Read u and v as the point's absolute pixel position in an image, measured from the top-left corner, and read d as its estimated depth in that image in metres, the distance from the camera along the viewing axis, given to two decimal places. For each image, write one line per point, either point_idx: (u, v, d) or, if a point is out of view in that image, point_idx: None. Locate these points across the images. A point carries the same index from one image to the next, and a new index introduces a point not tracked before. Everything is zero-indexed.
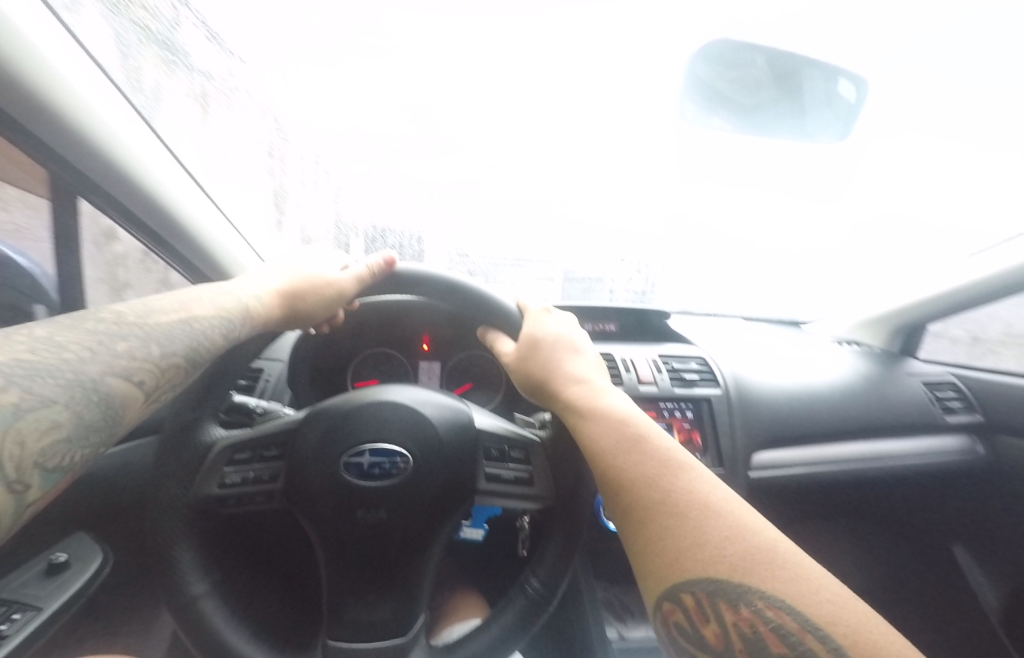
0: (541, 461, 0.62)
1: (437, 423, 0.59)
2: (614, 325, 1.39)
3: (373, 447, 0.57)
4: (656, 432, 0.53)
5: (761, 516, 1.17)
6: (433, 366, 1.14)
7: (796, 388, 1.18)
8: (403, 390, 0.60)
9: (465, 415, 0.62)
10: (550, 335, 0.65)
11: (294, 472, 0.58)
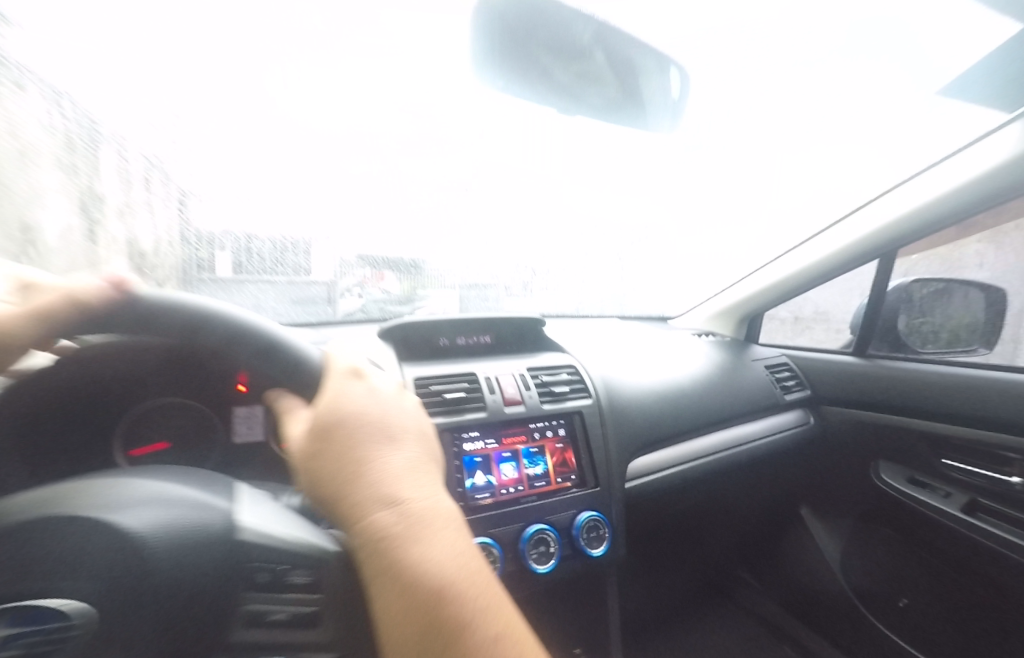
0: (336, 567, 0.48)
1: (175, 538, 0.42)
2: (485, 338, 1.28)
3: (29, 611, 0.35)
4: (484, 601, 0.32)
5: (642, 522, 1.13)
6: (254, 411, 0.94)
7: (660, 387, 1.17)
8: (124, 503, 0.42)
9: (226, 518, 0.46)
10: (355, 404, 0.39)
11: None
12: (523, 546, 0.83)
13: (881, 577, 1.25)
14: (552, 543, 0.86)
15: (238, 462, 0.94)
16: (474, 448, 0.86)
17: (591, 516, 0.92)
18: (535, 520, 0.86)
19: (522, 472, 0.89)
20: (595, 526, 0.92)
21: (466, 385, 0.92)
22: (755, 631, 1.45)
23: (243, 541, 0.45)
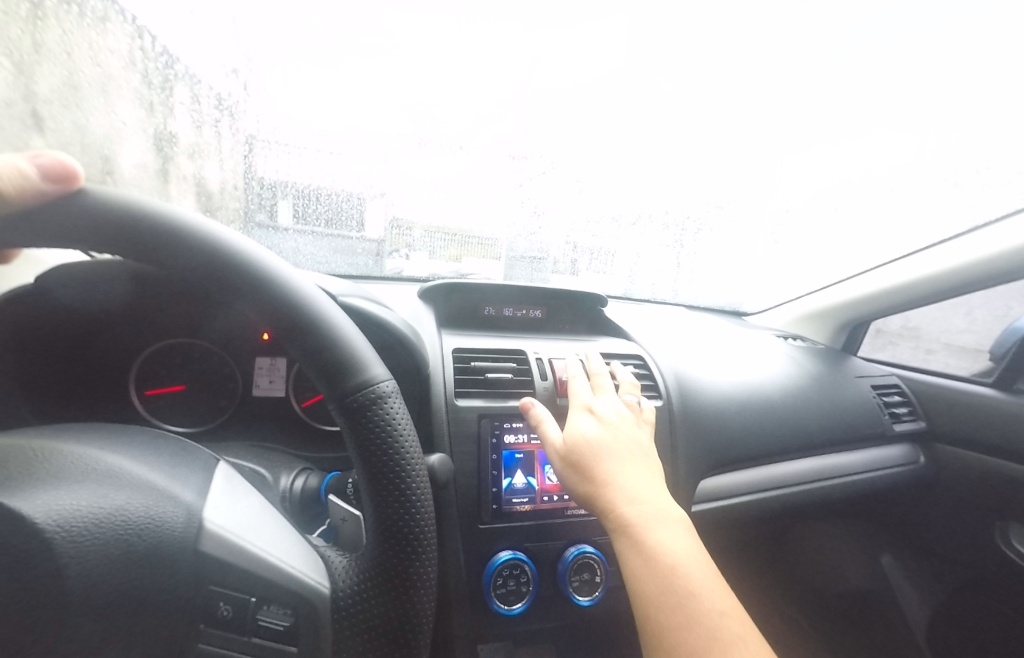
0: (324, 614, 0.35)
1: (116, 541, 0.31)
2: (538, 312, 1.13)
3: None
4: (711, 587, 0.44)
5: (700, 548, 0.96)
6: (277, 365, 0.84)
7: (742, 395, 0.97)
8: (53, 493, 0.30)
9: (190, 520, 0.34)
10: (570, 436, 0.56)
11: None
12: (562, 570, 0.68)
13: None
14: (597, 572, 0.70)
15: (254, 417, 0.84)
16: (516, 441, 0.71)
17: None
18: (580, 541, 0.70)
19: None
20: None
21: (513, 365, 0.78)
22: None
23: (207, 555, 0.34)
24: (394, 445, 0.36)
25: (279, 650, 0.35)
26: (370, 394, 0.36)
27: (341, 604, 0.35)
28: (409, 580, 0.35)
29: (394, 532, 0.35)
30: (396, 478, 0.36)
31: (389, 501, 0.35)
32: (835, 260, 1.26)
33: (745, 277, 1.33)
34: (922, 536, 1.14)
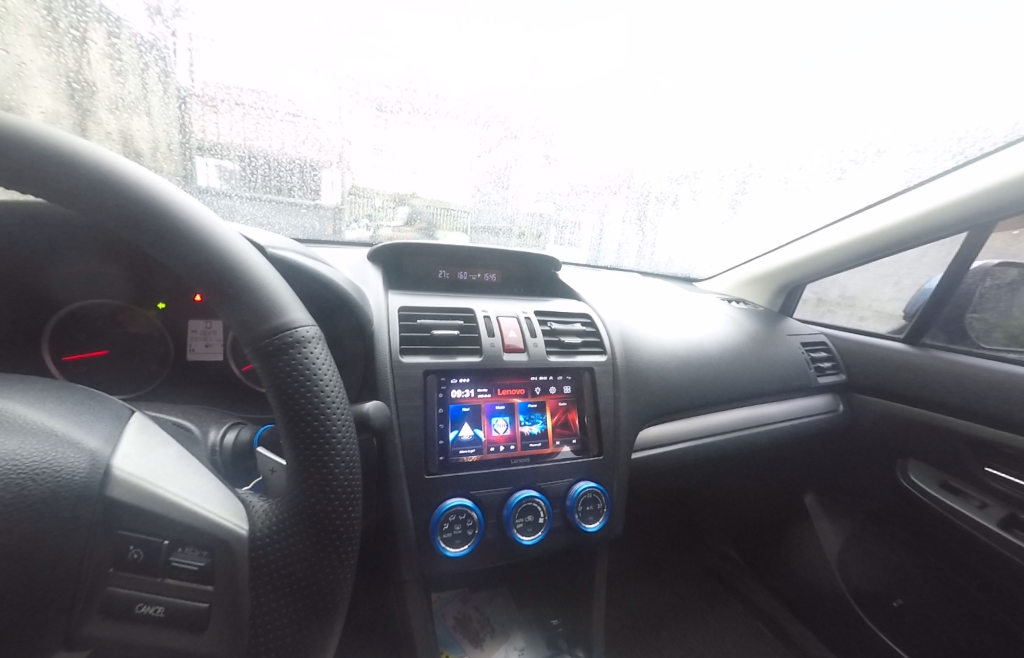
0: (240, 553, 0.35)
1: (12, 486, 0.31)
2: (491, 275, 1.12)
3: None
4: None
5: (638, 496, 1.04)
6: (213, 327, 0.81)
7: (682, 351, 1.01)
8: None
9: (94, 467, 0.33)
10: None
11: None
12: (507, 514, 0.70)
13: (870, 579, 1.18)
14: (541, 515, 0.73)
15: (193, 382, 0.81)
16: (462, 395, 0.73)
17: (590, 487, 0.76)
18: (524, 487, 0.72)
19: (516, 429, 0.75)
20: (593, 499, 0.76)
21: (459, 322, 0.78)
22: (755, 622, 1.32)
23: (116, 501, 0.33)
24: (310, 387, 0.36)
25: (196, 590, 0.35)
26: (286, 334, 0.35)
27: (258, 544, 0.35)
28: (328, 517, 0.35)
29: (314, 471, 0.35)
30: (313, 419, 0.35)
31: (308, 442, 0.35)
32: (773, 223, 1.31)
33: (693, 241, 1.36)
34: (841, 476, 1.25)
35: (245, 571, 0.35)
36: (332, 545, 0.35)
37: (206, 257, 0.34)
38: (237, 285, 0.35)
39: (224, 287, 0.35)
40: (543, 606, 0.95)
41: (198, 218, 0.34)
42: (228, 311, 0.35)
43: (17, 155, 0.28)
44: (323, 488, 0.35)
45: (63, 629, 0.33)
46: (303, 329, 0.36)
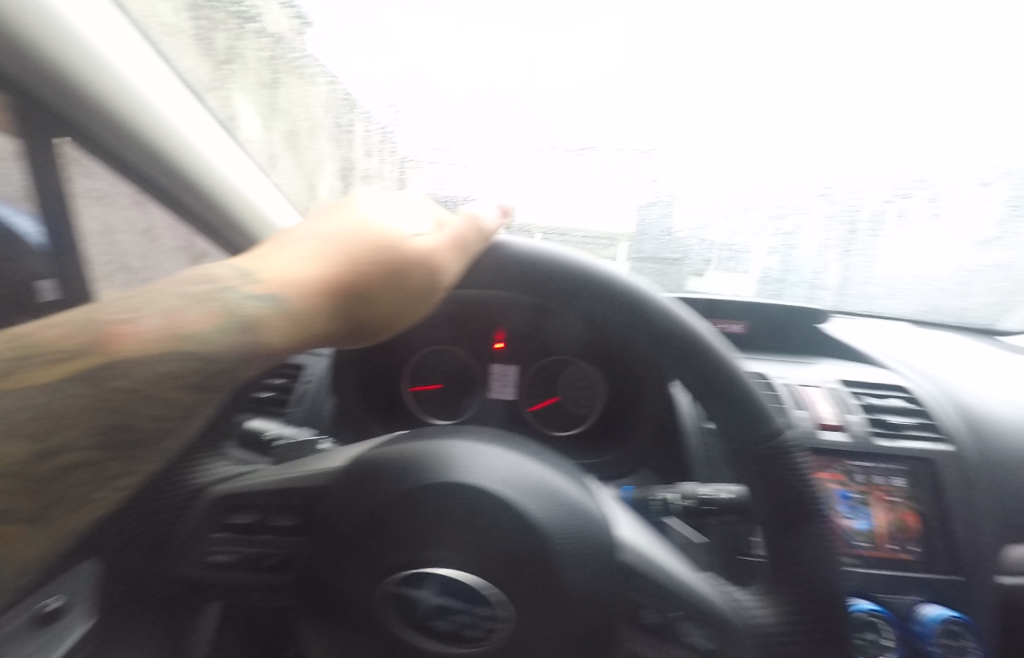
0: (756, 642, 0.33)
1: (553, 541, 0.33)
2: (741, 327, 1.04)
3: (440, 578, 0.33)
4: None
5: None
6: (508, 371, 0.94)
7: None
8: (499, 478, 0.34)
9: (603, 527, 0.34)
10: None
11: (338, 594, 0.36)
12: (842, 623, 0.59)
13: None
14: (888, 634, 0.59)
15: (490, 419, 0.95)
16: None
17: (954, 616, 0.60)
18: (856, 592, 0.62)
19: (838, 521, 0.66)
20: (959, 634, 0.60)
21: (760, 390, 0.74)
22: None
23: (628, 567, 0.34)
24: (790, 466, 0.34)
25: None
26: (767, 429, 0.34)
27: (771, 646, 0.32)
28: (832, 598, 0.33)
29: (815, 553, 0.33)
30: (797, 497, 0.34)
31: (799, 523, 0.33)
32: None
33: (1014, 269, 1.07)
34: None
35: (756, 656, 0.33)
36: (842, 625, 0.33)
37: (674, 338, 0.35)
38: (700, 359, 0.35)
39: (688, 365, 0.35)
40: None
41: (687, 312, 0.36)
42: (688, 378, 0.36)
43: (531, 273, 0.36)
44: (825, 564, 0.33)
45: None
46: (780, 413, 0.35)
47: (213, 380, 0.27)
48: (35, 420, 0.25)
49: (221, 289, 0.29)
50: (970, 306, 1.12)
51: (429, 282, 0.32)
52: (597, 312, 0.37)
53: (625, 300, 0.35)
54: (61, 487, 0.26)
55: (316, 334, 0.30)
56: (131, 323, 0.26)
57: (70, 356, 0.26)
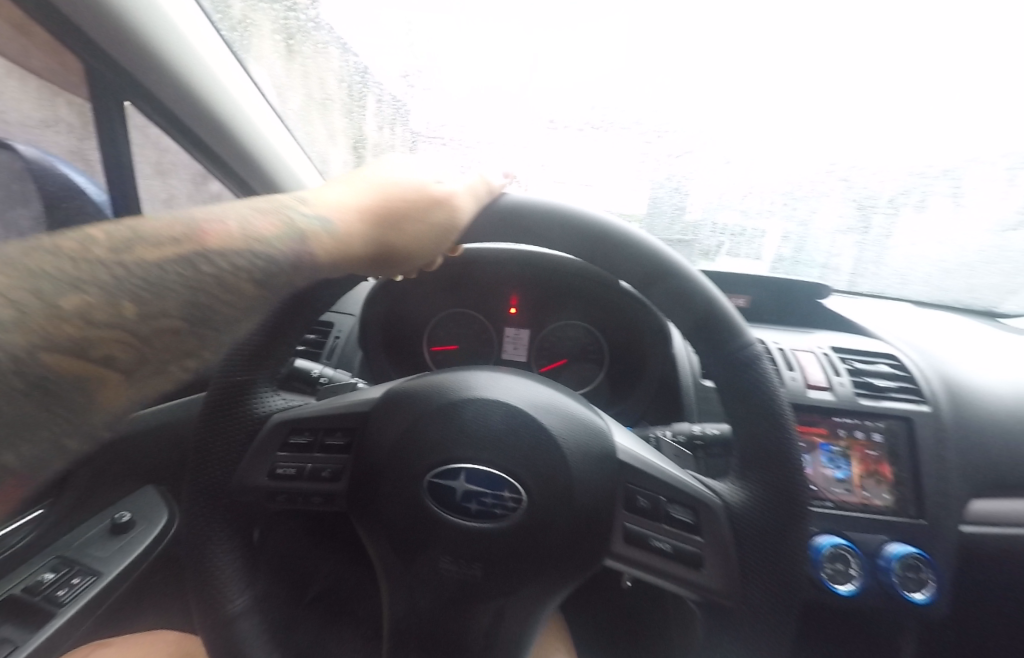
0: (724, 521, 0.39)
1: (557, 441, 0.40)
2: (742, 300, 1.10)
3: (469, 470, 0.39)
4: None
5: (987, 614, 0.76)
6: (521, 334, 1.01)
7: None
8: (510, 389, 0.41)
9: (600, 434, 0.41)
10: None
11: (385, 493, 0.42)
12: (814, 556, 0.68)
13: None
14: (853, 562, 0.68)
15: None
16: None
17: (913, 553, 0.68)
18: (829, 530, 0.70)
19: (818, 470, 0.73)
20: (916, 567, 0.67)
21: None
22: None
23: (622, 468, 0.41)
24: (756, 376, 0.39)
25: (690, 542, 0.40)
26: (744, 351, 0.40)
27: (737, 519, 0.40)
28: (793, 487, 0.38)
29: (774, 449, 0.39)
30: (765, 405, 0.39)
31: (762, 424, 0.39)
32: None
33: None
34: None
35: (728, 534, 0.39)
36: (804, 510, 0.39)
37: (660, 274, 0.41)
38: (684, 288, 0.41)
39: (671, 294, 0.41)
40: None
41: (671, 252, 0.41)
42: (674, 310, 0.42)
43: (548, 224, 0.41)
44: (788, 458, 0.39)
45: (595, 554, 0.41)
46: (757, 338, 0.40)
47: (273, 277, 0.32)
48: (141, 283, 0.27)
49: (285, 208, 0.34)
50: (969, 286, 1.16)
51: (449, 222, 0.38)
52: (603, 256, 0.42)
53: (621, 242, 0.41)
54: (160, 346, 0.28)
55: (352, 257, 0.36)
56: (217, 221, 0.31)
57: (167, 240, 0.29)
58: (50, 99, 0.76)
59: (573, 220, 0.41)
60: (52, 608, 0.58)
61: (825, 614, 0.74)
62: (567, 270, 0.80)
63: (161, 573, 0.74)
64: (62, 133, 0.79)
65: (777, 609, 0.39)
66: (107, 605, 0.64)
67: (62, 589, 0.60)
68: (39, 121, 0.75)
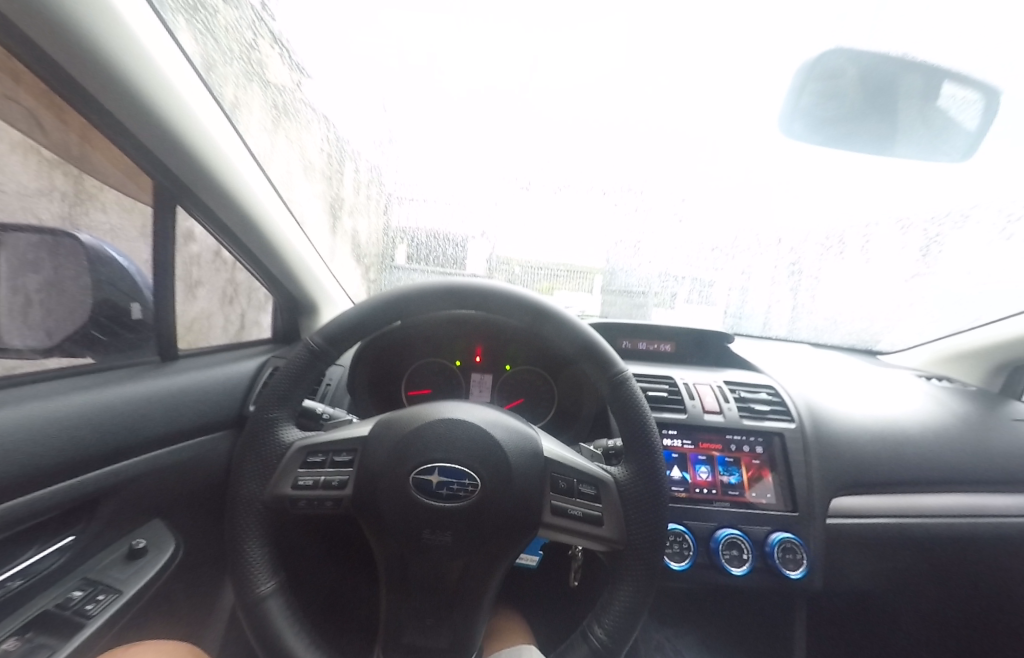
0: (613, 491, 0.60)
1: (503, 442, 0.58)
2: (666, 346, 1.35)
3: (442, 467, 0.57)
4: None
5: (845, 581, 0.99)
6: (485, 378, 1.19)
7: (875, 425, 1.05)
8: (472, 410, 0.61)
9: (531, 439, 0.61)
10: None
11: (381, 490, 0.58)
12: (715, 546, 0.87)
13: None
14: (744, 549, 0.87)
15: None
16: (672, 444, 0.95)
17: (789, 538, 0.88)
18: (729, 524, 0.89)
19: (717, 477, 0.93)
20: (792, 549, 0.88)
21: (665, 389, 1.01)
22: None
23: (547, 461, 0.61)
24: (625, 392, 0.62)
25: (593, 510, 0.59)
26: (617, 375, 0.62)
27: (622, 489, 0.60)
28: (654, 465, 0.60)
29: (639, 439, 0.61)
30: (633, 411, 0.61)
31: (632, 423, 0.61)
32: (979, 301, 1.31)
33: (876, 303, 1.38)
34: None
35: (618, 500, 0.60)
36: (664, 479, 0.60)
37: (564, 329, 0.64)
38: (580, 338, 0.64)
39: (573, 341, 0.64)
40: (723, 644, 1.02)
41: (573, 314, 0.65)
42: (577, 352, 0.64)
43: (482, 299, 0.65)
44: (649, 445, 0.60)
45: (533, 523, 0.59)
46: (628, 368, 0.63)
47: None
48: None
49: None
50: (836, 330, 1.47)
51: None
52: (524, 318, 0.64)
53: (536, 308, 0.64)
54: None
55: None
56: None
57: None
58: (47, 170, 0.76)
59: (501, 295, 0.65)
60: (78, 622, 0.68)
61: (731, 592, 0.93)
62: (514, 326, 1.04)
63: (157, 608, 0.83)
64: (55, 201, 0.79)
65: (656, 554, 0.58)
66: (119, 622, 0.73)
67: (86, 607, 0.70)
68: (33, 189, 0.75)
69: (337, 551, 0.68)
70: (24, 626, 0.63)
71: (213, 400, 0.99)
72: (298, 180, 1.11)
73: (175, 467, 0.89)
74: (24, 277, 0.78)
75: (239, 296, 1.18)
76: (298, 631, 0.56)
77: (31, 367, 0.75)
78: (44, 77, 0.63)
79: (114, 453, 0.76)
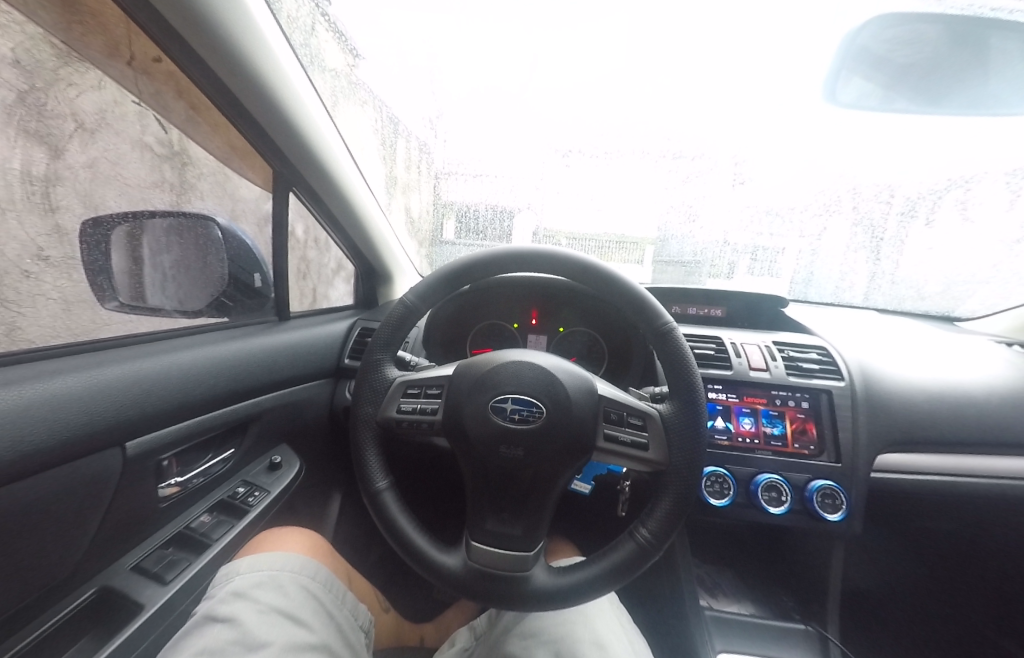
0: (658, 423, 0.71)
1: (564, 379, 0.71)
2: (717, 311, 1.40)
3: (514, 397, 0.71)
4: None
5: (872, 523, 1.07)
6: (540, 339, 1.30)
7: (934, 386, 1.05)
8: (537, 353, 0.74)
9: (587, 379, 0.73)
10: None
11: (466, 414, 0.73)
12: (754, 488, 0.96)
13: (913, 629, 1.13)
14: (783, 492, 0.96)
15: None
16: (717, 397, 1.03)
17: (829, 484, 0.95)
18: (771, 470, 0.97)
19: (760, 428, 1.00)
20: (832, 494, 0.95)
21: (713, 348, 1.08)
22: None
23: (601, 397, 0.73)
24: (671, 340, 0.71)
25: (640, 437, 0.70)
26: (664, 326, 0.72)
27: (665, 422, 0.71)
28: (695, 403, 0.70)
29: (682, 380, 0.71)
30: (677, 356, 0.71)
31: (676, 367, 0.71)
32: None
33: (952, 265, 1.32)
34: None
35: (662, 430, 0.71)
36: (703, 414, 0.70)
37: (617, 287, 0.74)
38: (631, 295, 0.74)
39: (625, 297, 0.74)
40: (758, 578, 1.13)
41: (625, 274, 0.74)
42: (627, 306, 0.74)
43: (546, 261, 0.76)
44: (691, 385, 0.70)
45: (589, 446, 0.71)
46: (673, 320, 0.72)
47: None
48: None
49: None
50: (905, 295, 1.43)
51: None
52: (582, 278, 0.75)
53: (593, 270, 0.75)
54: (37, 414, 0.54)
55: None
56: None
57: None
58: (158, 164, 0.91)
59: (562, 259, 0.76)
60: (243, 509, 0.93)
61: (770, 529, 1.02)
62: (568, 289, 1.15)
63: (286, 511, 1.07)
64: (165, 191, 0.94)
65: (694, 474, 0.68)
66: (269, 514, 0.98)
67: (248, 500, 0.95)
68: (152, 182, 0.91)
69: (430, 466, 0.85)
70: (210, 507, 0.90)
71: (317, 352, 1.19)
72: (373, 161, 1.26)
73: (294, 404, 1.11)
74: (160, 256, 0.97)
75: (326, 264, 1.37)
76: (407, 516, 0.73)
77: (188, 323, 0.98)
78: (201, 84, 0.85)
79: (252, 389, 0.97)
